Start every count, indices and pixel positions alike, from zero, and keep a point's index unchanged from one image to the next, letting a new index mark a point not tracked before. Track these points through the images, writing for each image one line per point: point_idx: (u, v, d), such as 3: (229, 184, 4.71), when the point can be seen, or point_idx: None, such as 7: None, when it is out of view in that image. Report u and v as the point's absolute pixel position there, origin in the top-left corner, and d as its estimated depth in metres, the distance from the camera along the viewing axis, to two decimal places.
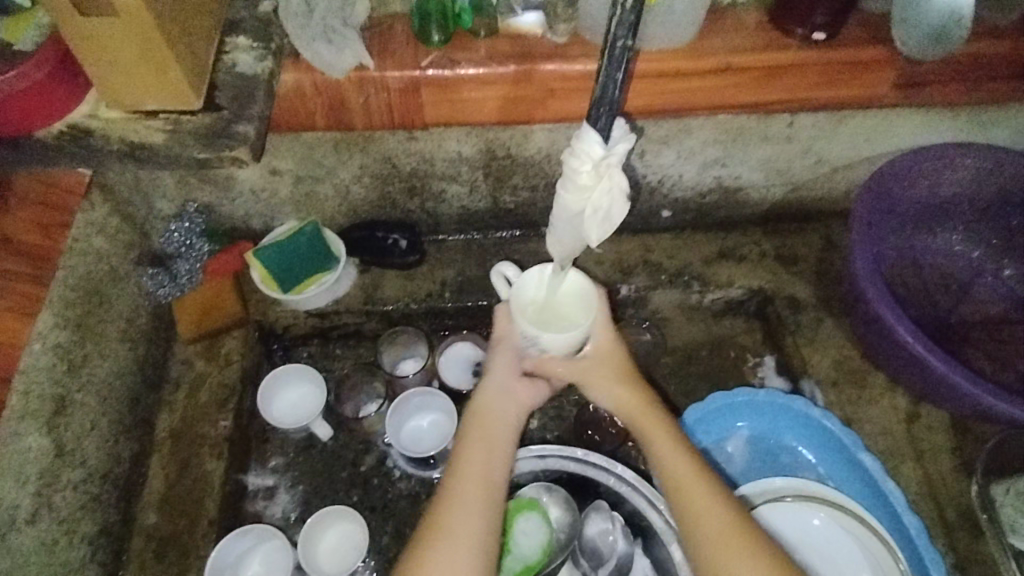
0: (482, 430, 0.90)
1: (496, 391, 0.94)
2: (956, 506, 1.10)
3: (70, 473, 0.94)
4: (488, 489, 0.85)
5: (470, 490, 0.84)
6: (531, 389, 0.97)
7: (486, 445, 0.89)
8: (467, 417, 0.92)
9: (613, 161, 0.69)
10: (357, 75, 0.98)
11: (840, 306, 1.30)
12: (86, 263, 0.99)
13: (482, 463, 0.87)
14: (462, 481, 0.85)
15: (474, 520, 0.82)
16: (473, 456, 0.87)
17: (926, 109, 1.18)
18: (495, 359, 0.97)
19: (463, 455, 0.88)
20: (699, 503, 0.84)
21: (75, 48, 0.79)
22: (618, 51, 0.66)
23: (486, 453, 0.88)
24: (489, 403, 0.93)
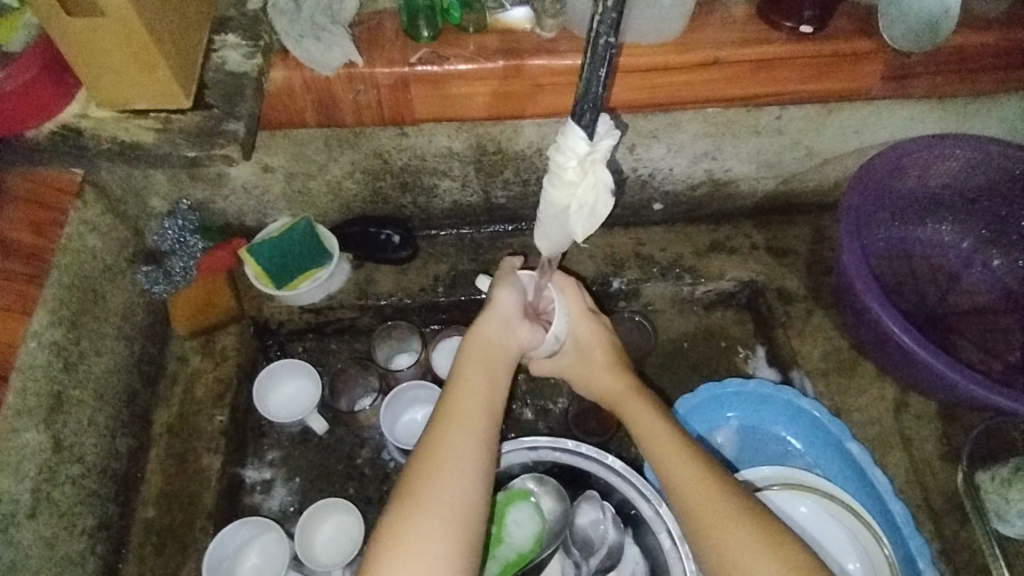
0: (478, 355, 0.92)
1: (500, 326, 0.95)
2: (943, 494, 1.11)
3: (68, 469, 0.96)
4: (484, 409, 0.87)
5: (468, 408, 0.86)
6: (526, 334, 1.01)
7: (486, 370, 0.91)
8: (466, 345, 0.93)
9: (597, 158, 0.70)
10: (346, 72, 0.99)
11: (829, 296, 1.31)
12: (81, 261, 1.00)
13: (481, 384, 0.89)
14: (463, 398, 0.87)
15: (471, 433, 0.84)
16: (472, 377, 0.89)
17: (915, 100, 1.18)
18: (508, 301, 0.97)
19: (465, 378, 0.89)
20: (695, 501, 0.84)
21: (64, 48, 0.79)
22: (600, 48, 0.66)
23: (482, 376, 0.90)
24: (491, 331, 0.94)
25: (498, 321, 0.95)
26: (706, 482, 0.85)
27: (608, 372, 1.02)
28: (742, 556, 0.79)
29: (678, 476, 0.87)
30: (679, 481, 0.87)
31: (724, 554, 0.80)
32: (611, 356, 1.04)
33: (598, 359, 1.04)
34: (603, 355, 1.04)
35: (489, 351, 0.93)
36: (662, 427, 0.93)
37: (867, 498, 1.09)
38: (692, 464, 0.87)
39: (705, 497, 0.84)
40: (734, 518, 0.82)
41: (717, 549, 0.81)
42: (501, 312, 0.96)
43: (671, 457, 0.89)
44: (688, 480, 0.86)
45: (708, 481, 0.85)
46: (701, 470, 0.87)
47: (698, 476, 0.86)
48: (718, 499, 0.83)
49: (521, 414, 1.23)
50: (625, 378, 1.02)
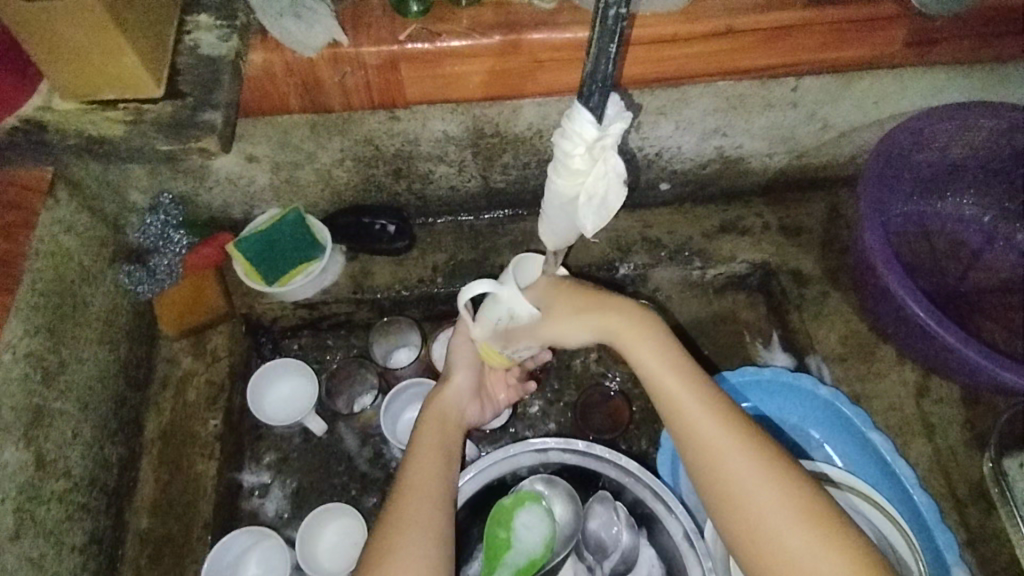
0: (435, 434, 0.89)
1: (453, 399, 0.94)
2: (967, 481, 1.07)
3: (53, 485, 0.91)
4: (445, 490, 0.83)
5: (430, 476, 0.84)
6: (478, 407, 0.98)
7: (441, 451, 0.87)
8: (422, 427, 0.90)
9: (608, 144, 0.63)
10: (330, 53, 0.91)
11: (846, 277, 1.25)
12: (55, 264, 0.93)
13: (439, 456, 0.86)
14: (430, 421, 0.90)
15: (437, 459, 0.86)
16: (434, 430, 0.89)
17: (941, 68, 1.11)
18: (458, 374, 0.96)
19: (417, 461, 0.85)
20: (746, 487, 0.74)
21: (18, 35, 0.72)
22: (610, 21, 0.58)
23: (443, 450, 0.87)
24: (442, 408, 0.92)
25: (453, 401, 0.94)
26: (757, 465, 0.75)
27: (586, 317, 0.84)
28: (794, 546, 0.72)
29: (727, 453, 0.76)
30: (726, 464, 0.76)
31: (750, 523, 0.74)
32: (591, 296, 0.86)
33: (572, 302, 0.85)
34: (574, 299, 0.85)
35: (444, 431, 0.90)
36: (672, 380, 0.81)
37: (889, 489, 1.04)
38: (739, 439, 0.77)
39: (761, 481, 0.74)
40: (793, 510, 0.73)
41: (743, 520, 0.74)
42: (449, 394, 0.94)
43: (713, 427, 0.77)
44: (737, 464, 0.75)
45: (760, 463, 0.75)
46: (748, 444, 0.77)
47: (750, 457, 0.76)
48: (771, 480, 0.74)
49: (528, 409, 1.18)
50: (633, 319, 0.84)
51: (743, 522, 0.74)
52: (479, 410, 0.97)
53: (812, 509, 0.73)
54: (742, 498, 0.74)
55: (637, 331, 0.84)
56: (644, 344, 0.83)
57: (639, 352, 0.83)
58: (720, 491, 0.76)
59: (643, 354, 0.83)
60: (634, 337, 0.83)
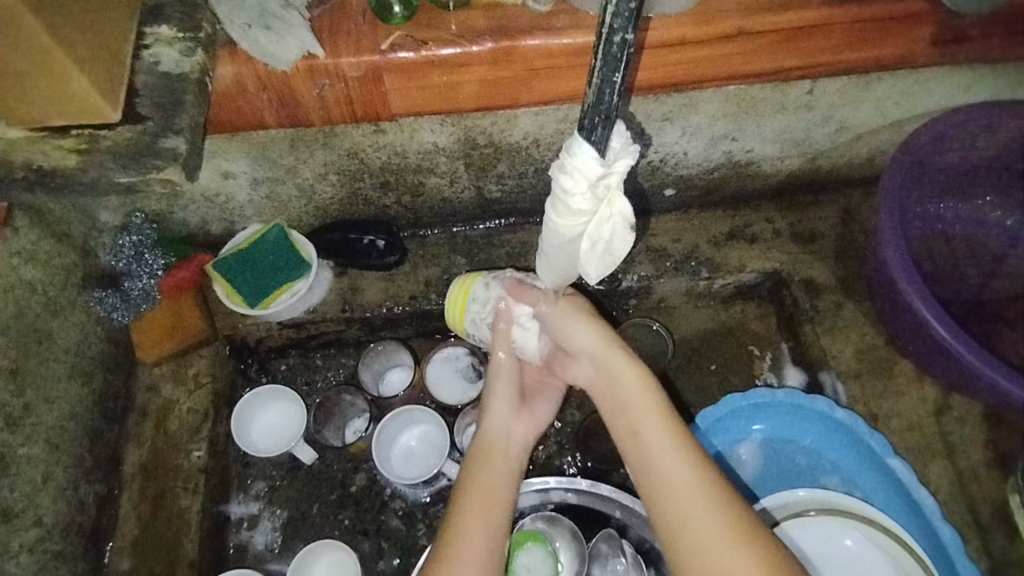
0: (488, 468, 0.83)
1: (497, 422, 0.88)
2: (991, 506, 1.01)
3: (22, 536, 0.86)
4: (494, 533, 0.78)
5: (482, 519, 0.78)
6: (528, 420, 0.91)
7: (495, 486, 0.81)
8: (469, 460, 0.85)
9: (613, 182, 0.58)
10: (306, 65, 0.83)
11: (861, 287, 1.18)
12: (14, 299, 0.87)
13: (491, 493, 0.81)
14: (485, 454, 0.84)
15: (491, 499, 0.80)
16: (487, 463, 0.84)
17: (967, 66, 1.02)
18: (500, 389, 0.91)
19: (464, 499, 0.80)
20: (691, 507, 0.71)
21: None
22: (615, 47, 0.52)
23: (497, 486, 0.82)
24: (490, 437, 0.86)
25: (500, 427, 0.88)
26: (701, 482, 0.72)
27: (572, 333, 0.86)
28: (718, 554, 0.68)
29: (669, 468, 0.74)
30: (668, 481, 0.73)
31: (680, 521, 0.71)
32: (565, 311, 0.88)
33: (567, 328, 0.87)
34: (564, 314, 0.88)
35: (497, 466, 0.84)
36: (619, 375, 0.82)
37: (908, 517, 0.99)
38: (689, 460, 0.73)
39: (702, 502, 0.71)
40: (736, 546, 0.68)
41: (675, 516, 0.71)
42: (497, 413, 0.89)
43: (658, 436, 0.76)
44: (681, 485, 0.72)
45: (703, 480, 0.72)
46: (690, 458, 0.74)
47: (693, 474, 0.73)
48: (703, 485, 0.72)
49: None
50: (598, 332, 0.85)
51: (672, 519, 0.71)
52: (526, 423, 0.90)
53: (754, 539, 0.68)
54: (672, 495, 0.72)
55: (600, 348, 0.84)
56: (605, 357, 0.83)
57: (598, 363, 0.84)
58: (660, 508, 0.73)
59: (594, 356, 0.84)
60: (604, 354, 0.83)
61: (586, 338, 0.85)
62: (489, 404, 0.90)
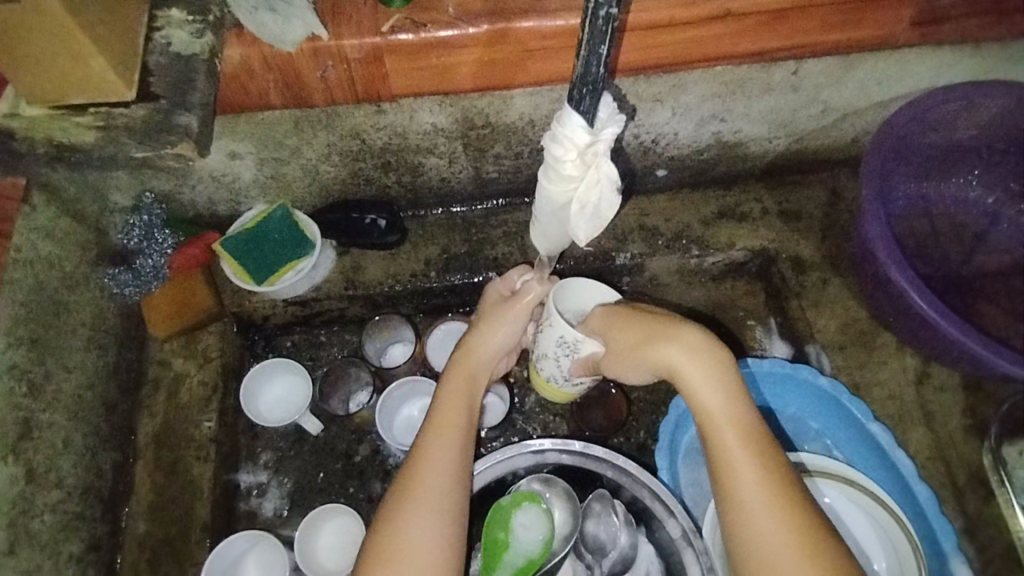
0: (448, 414, 0.86)
1: (464, 374, 0.91)
2: (968, 470, 1.06)
3: (45, 497, 0.91)
4: (457, 473, 0.81)
5: (441, 461, 0.81)
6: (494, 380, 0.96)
7: (456, 429, 0.84)
8: (434, 411, 0.87)
9: (600, 149, 0.62)
10: (310, 47, 0.87)
11: (846, 263, 1.22)
12: (36, 272, 0.92)
13: (453, 439, 0.83)
14: (449, 400, 0.87)
15: (454, 440, 0.83)
16: (449, 408, 0.86)
17: (946, 48, 1.06)
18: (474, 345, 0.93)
19: (428, 444, 0.83)
20: (751, 500, 0.73)
21: None
22: (601, 21, 0.57)
23: (459, 429, 0.85)
24: (456, 386, 0.89)
25: (466, 374, 0.91)
26: (766, 477, 0.74)
27: (632, 333, 0.82)
28: (773, 543, 0.71)
29: (753, 499, 0.73)
30: (750, 507, 0.73)
31: (745, 513, 0.73)
32: (644, 320, 0.83)
33: (627, 334, 0.83)
34: (638, 326, 0.83)
35: (458, 411, 0.87)
36: (692, 366, 0.80)
37: (889, 480, 1.04)
38: (756, 457, 0.75)
39: (762, 494, 0.73)
40: (797, 546, 0.71)
41: (737, 504, 0.74)
42: (472, 360, 0.92)
43: (729, 431, 0.77)
44: (748, 479, 0.74)
45: (767, 476, 0.74)
46: (759, 453, 0.76)
47: (775, 509, 0.72)
48: (766, 480, 0.74)
49: (524, 404, 1.17)
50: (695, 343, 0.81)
51: (737, 507, 0.74)
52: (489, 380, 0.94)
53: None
54: (736, 486, 0.75)
55: (691, 372, 0.80)
56: (702, 381, 0.79)
57: (697, 381, 0.80)
58: (737, 534, 0.74)
59: (671, 358, 0.81)
60: (692, 365, 0.80)
61: (682, 355, 0.80)
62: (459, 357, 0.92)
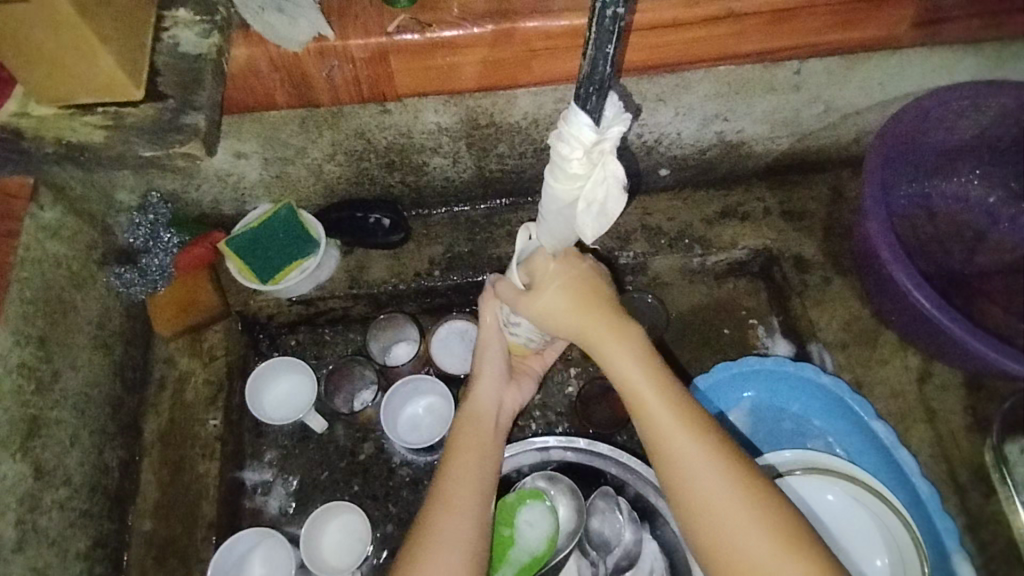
0: (470, 437, 0.86)
1: (485, 393, 0.91)
2: (969, 467, 1.06)
3: (53, 494, 0.92)
4: (481, 496, 0.81)
5: (466, 484, 0.81)
6: (515, 392, 0.95)
7: (477, 451, 0.85)
8: (455, 431, 0.87)
9: (606, 148, 0.63)
10: (316, 47, 0.87)
11: (848, 262, 1.23)
12: (44, 272, 0.92)
13: (476, 461, 0.84)
14: (469, 423, 0.88)
15: (477, 464, 0.83)
16: (469, 431, 0.87)
17: (948, 48, 1.07)
18: (487, 363, 0.93)
19: (450, 465, 0.83)
20: (706, 489, 0.72)
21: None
22: (607, 20, 0.57)
23: (481, 453, 0.85)
24: (476, 408, 0.89)
25: (487, 396, 0.91)
26: (715, 463, 0.73)
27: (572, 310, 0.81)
28: (735, 532, 0.71)
29: (708, 489, 0.72)
30: (706, 499, 0.72)
31: (705, 505, 0.72)
32: (580, 303, 0.81)
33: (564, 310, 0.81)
34: (573, 305, 0.81)
35: (478, 432, 0.87)
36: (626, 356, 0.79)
37: (893, 478, 1.05)
38: (700, 441, 0.74)
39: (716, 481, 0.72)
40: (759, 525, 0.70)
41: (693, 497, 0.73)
42: (488, 382, 0.92)
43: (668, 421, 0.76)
44: (696, 469, 0.73)
45: (716, 461, 0.73)
46: (703, 437, 0.75)
47: (730, 494, 0.72)
48: (715, 466, 0.73)
49: (528, 402, 1.17)
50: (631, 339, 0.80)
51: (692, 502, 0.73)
52: (513, 397, 0.94)
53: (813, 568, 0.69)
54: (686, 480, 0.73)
55: (631, 355, 0.79)
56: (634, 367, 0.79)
57: (629, 368, 0.79)
58: (713, 543, 0.71)
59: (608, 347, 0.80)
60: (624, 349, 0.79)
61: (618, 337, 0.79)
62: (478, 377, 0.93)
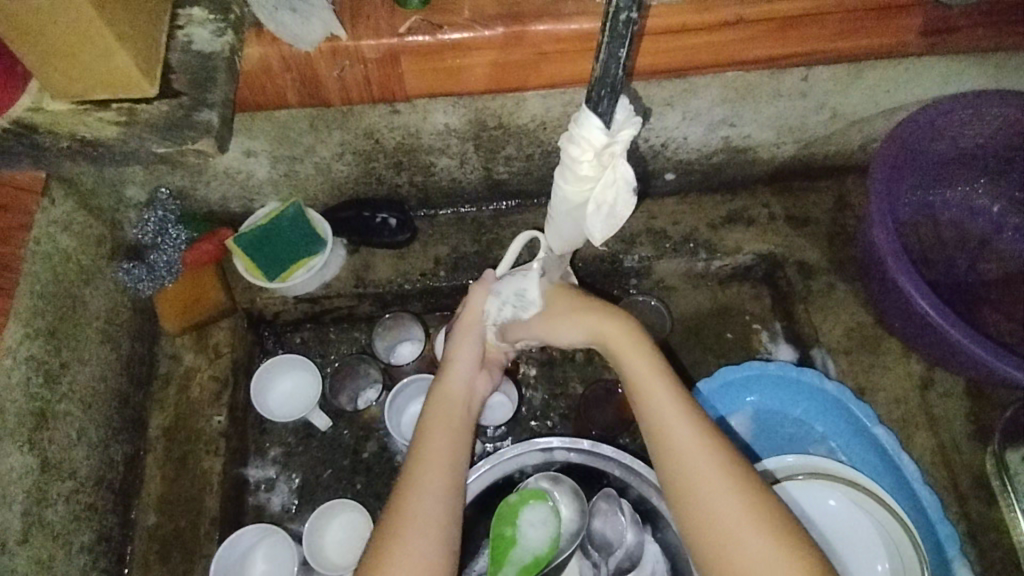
0: (441, 420, 0.85)
1: (457, 377, 0.91)
2: (970, 474, 1.07)
3: (60, 487, 0.92)
4: (450, 480, 0.80)
5: (435, 467, 0.80)
6: (485, 379, 0.94)
7: (449, 434, 0.84)
8: (426, 414, 0.87)
9: (617, 151, 0.63)
10: (329, 47, 0.88)
11: (852, 268, 1.23)
12: (54, 266, 0.93)
13: (447, 443, 0.83)
14: (440, 406, 0.87)
15: (449, 447, 0.83)
16: (439, 414, 0.86)
17: (955, 57, 1.08)
18: (461, 347, 0.93)
19: (422, 449, 0.82)
20: (684, 450, 0.76)
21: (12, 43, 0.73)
22: (620, 25, 0.58)
23: (452, 436, 0.84)
24: (448, 391, 0.89)
25: (459, 378, 0.90)
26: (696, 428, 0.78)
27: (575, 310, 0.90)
28: (709, 497, 0.74)
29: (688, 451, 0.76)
30: (684, 459, 0.76)
31: (682, 466, 0.76)
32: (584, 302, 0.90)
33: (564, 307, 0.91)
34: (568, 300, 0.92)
35: (450, 415, 0.86)
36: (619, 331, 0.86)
37: (893, 484, 1.05)
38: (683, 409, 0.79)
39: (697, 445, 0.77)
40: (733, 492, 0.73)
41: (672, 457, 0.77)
42: (459, 365, 0.92)
43: (655, 387, 0.81)
44: (678, 430, 0.78)
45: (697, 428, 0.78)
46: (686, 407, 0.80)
47: (707, 459, 0.75)
48: (695, 431, 0.77)
49: (531, 403, 1.18)
50: (613, 320, 0.88)
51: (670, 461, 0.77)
52: (485, 381, 0.93)
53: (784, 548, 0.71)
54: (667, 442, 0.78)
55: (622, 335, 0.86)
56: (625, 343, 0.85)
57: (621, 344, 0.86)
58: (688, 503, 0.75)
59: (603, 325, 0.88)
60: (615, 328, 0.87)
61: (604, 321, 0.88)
62: (450, 360, 0.92)
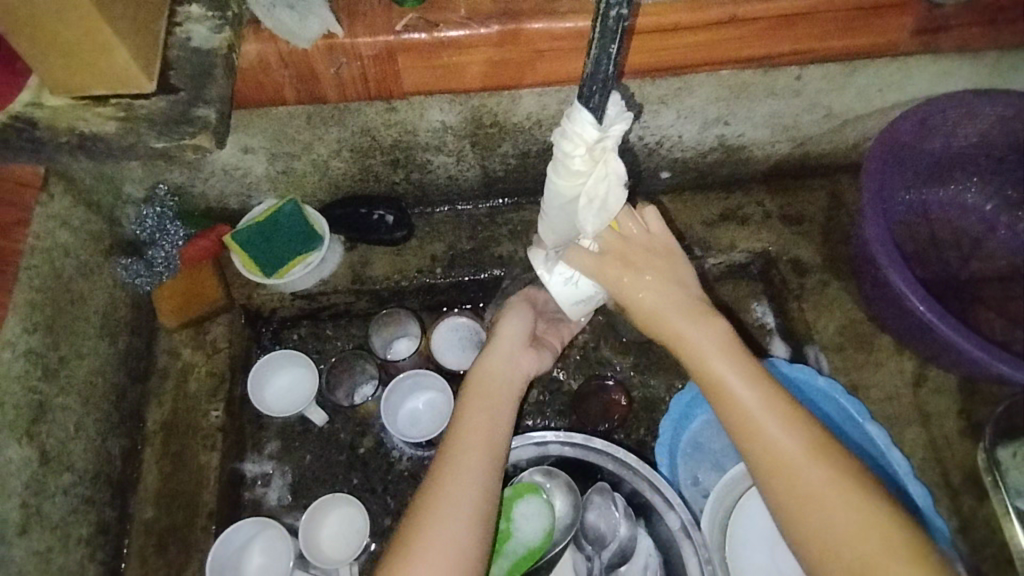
0: (480, 397, 0.86)
1: (500, 356, 0.91)
2: (962, 471, 1.08)
3: (58, 479, 0.93)
4: (490, 452, 0.81)
5: (473, 441, 0.82)
6: (531, 359, 0.94)
7: (489, 409, 0.85)
8: (466, 391, 0.88)
9: (607, 145, 0.64)
10: (325, 44, 0.89)
11: (846, 266, 1.24)
12: (52, 260, 0.94)
13: (487, 415, 0.84)
14: (483, 380, 0.88)
15: (487, 421, 0.84)
16: (481, 389, 0.87)
17: (946, 58, 1.09)
18: (506, 326, 0.95)
19: (461, 421, 0.84)
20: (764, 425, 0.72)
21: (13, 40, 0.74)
22: (611, 21, 0.59)
23: (493, 411, 0.85)
24: (491, 368, 0.89)
25: (502, 355, 0.91)
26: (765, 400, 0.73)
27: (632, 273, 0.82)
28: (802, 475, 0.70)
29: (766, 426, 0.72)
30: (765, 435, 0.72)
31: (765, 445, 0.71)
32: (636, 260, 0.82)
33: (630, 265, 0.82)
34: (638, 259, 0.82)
35: (492, 391, 0.87)
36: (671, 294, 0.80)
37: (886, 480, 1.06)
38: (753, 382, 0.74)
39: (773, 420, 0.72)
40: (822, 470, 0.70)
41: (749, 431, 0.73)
42: (503, 344, 0.92)
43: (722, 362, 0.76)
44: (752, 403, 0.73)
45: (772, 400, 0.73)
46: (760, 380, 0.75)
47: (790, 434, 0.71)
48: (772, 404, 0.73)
49: (527, 400, 1.18)
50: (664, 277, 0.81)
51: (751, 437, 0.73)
52: (531, 361, 0.93)
53: (879, 525, 0.67)
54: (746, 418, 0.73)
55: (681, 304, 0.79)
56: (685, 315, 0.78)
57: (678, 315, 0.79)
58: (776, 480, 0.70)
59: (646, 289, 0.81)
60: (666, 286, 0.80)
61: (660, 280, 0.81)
62: (494, 340, 0.93)
